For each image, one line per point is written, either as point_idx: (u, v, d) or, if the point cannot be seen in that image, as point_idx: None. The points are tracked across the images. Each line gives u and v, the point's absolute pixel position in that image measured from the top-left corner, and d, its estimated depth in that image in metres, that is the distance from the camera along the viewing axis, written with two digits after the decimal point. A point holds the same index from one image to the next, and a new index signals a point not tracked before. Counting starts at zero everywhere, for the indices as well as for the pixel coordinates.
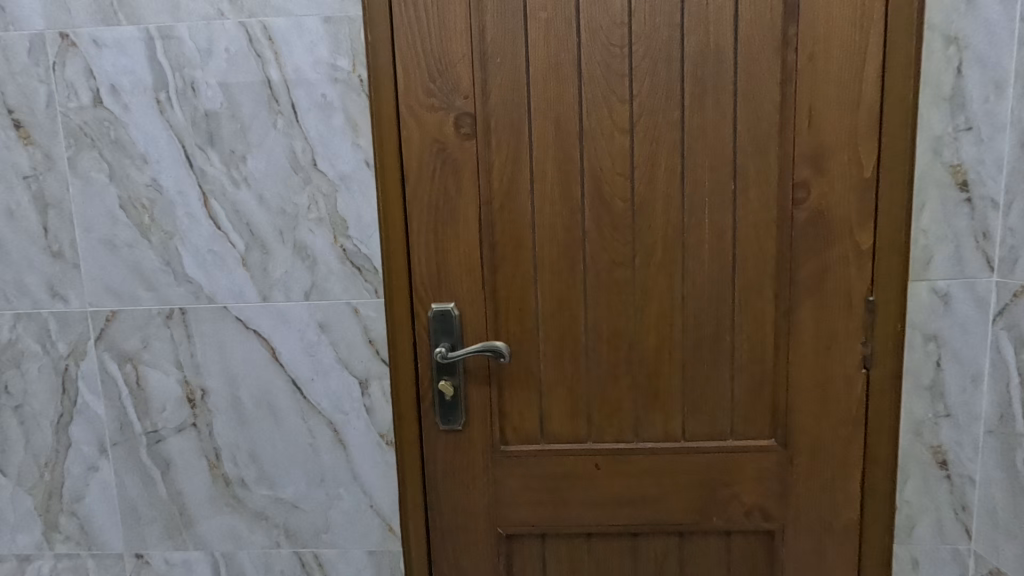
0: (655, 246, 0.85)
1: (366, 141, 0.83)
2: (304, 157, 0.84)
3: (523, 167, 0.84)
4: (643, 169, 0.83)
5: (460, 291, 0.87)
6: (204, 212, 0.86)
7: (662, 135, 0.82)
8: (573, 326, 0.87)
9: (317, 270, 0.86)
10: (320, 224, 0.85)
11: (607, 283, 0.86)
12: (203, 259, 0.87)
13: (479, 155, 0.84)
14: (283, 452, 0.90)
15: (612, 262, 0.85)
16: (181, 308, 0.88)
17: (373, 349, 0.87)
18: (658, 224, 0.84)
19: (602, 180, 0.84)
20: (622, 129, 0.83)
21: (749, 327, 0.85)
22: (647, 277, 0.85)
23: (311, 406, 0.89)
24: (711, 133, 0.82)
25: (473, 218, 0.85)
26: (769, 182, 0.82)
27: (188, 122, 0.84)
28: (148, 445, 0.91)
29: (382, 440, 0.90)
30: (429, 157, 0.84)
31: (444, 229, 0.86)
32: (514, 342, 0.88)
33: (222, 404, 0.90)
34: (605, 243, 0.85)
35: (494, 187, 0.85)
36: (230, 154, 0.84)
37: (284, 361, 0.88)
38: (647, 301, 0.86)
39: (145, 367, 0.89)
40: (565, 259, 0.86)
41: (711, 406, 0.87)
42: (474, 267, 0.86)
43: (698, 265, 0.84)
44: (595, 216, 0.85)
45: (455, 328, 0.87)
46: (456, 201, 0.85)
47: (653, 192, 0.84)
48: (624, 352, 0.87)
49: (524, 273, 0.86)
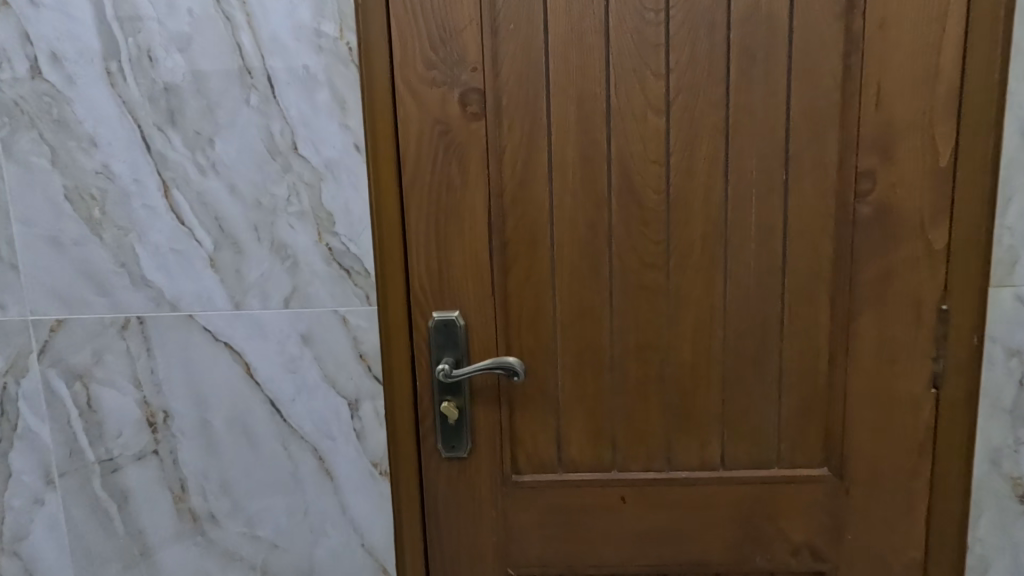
0: (694, 247, 0.73)
1: (355, 121, 0.71)
2: (282, 140, 0.71)
3: (540, 153, 0.72)
4: (681, 156, 0.71)
5: (466, 298, 0.75)
6: (165, 204, 0.73)
7: (703, 116, 0.70)
8: (595, 339, 0.75)
9: (298, 272, 0.74)
10: (302, 219, 0.73)
11: (636, 290, 0.74)
12: (163, 259, 0.74)
13: (488, 139, 0.72)
14: (260, 483, 0.78)
15: (643, 265, 0.73)
16: (139, 317, 0.75)
17: (364, 364, 0.75)
18: (697, 220, 0.72)
19: (633, 169, 0.72)
20: (657, 109, 0.71)
21: (800, 340, 0.74)
22: (682, 282, 0.73)
23: (291, 431, 0.77)
24: (761, 114, 0.70)
25: (481, 213, 0.73)
26: (828, 171, 0.70)
27: (145, 97, 0.71)
28: (102, 475, 0.78)
29: (374, 470, 0.77)
30: (431, 140, 0.72)
31: (446, 226, 0.74)
32: (528, 357, 0.76)
33: (188, 428, 0.77)
34: (636, 243, 0.73)
35: (505, 176, 0.73)
36: (195, 135, 0.71)
37: (261, 378, 0.76)
38: (682, 309, 0.74)
39: (97, 385, 0.77)
40: (588, 261, 0.74)
41: (756, 430, 0.76)
42: (482, 271, 0.74)
43: (743, 267, 0.73)
44: (624, 211, 0.72)
45: (460, 339, 0.75)
46: (460, 193, 0.73)
47: (692, 182, 0.72)
48: (655, 369, 0.75)
49: (541, 278, 0.74)
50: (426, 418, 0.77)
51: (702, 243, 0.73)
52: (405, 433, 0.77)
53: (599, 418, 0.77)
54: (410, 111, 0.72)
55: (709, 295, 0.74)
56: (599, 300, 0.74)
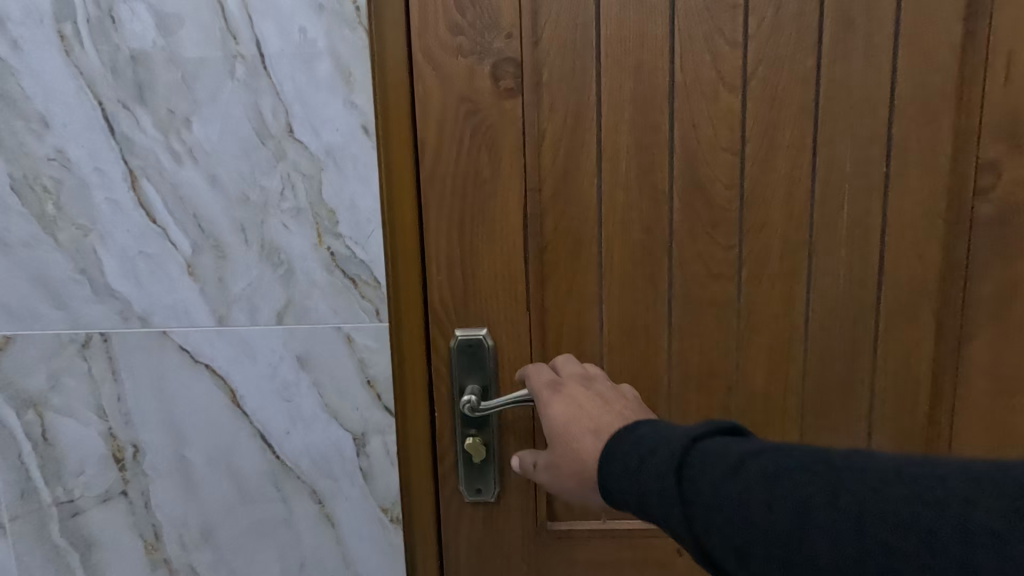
0: (772, 253, 0.61)
1: (362, 99, 0.58)
2: (274, 121, 0.59)
3: (587, 140, 0.60)
4: (759, 143, 0.59)
5: (495, 315, 0.64)
6: (132, 197, 0.60)
7: (789, 95, 0.58)
8: (649, 363, 0.63)
9: (294, 281, 0.61)
10: (297, 218, 0.60)
11: (701, 305, 0.62)
12: (131, 265, 0.61)
13: (526, 122, 0.60)
14: (248, 530, 0.66)
15: (709, 275, 0.61)
16: (103, 333, 0.63)
17: (372, 393, 0.63)
18: (777, 221, 0.60)
19: (699, 159, 0.60)
20: (731, 86, 0.58)
21: (898, 368, 0.61)
22: (756, 296, 0.61)
23: (286, 470, 0.65)
24: (860, 92, 0.57)
25: (515, 212, 0.61)
26: (937, 164, 0.58)
27: (106, 67, 0.58)
28: (61, 520, 0.66)
29: (384, 517, 0.65)
30: (457, 124, 0.60)
31: (471, 229, 0.62)
32: None
33: (162, 465, 0.65)
34: (701, 248, 0.61)
35: (544, 168, 0.61)
36: (168, 115, 0.59)
37: (249, 407, 0.63)
38: (754, 329, 0.62)
39: (54, 414, 0.64)
40: (643, 271, 0.62)
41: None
42: (515, 282, 0.63)
43: (831, 280, 0.61)
44: (687, 209, 0.60)
45: (488, 363, 0.64)
46: (490, 189, 0.61)
47: (773, 175, 0.59)
48: (720, 398, 0.64)
49: (586, 290, 0.63)
50: (445, 456, 0.66)
51: (783, 250, 0.61)
52: (422, 471, 0.66)
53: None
54: (432, 89, 0.60)
55: (789, 313, 0.61)
56: (656, 317, 0.63)
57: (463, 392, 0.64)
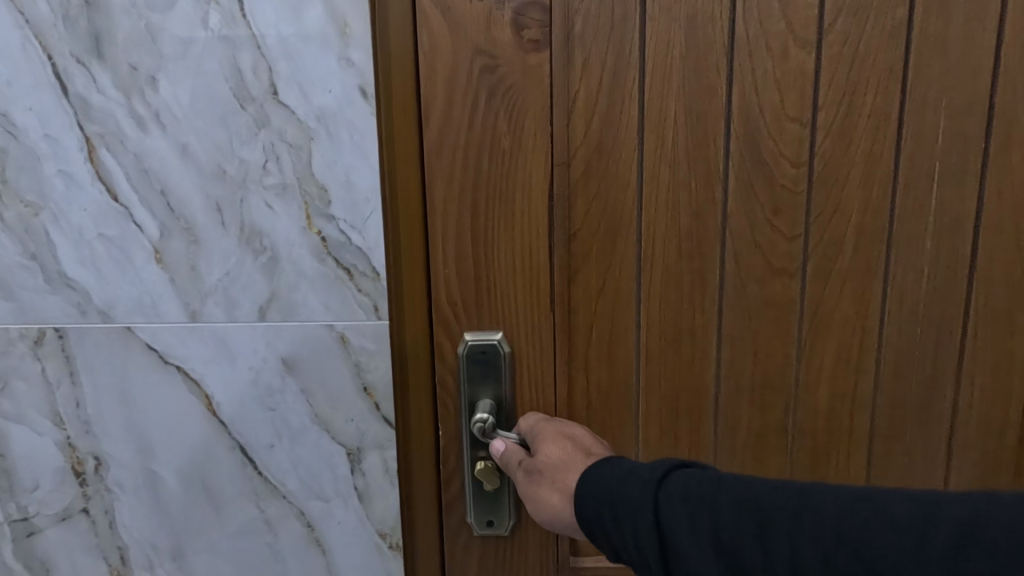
0: (844, 245, 0.55)
1: (360, 55, 0.49)
2: (255, 81, 0.49)
3: (628, 104, 0.52)
4: (836, 112, 0.52)
5: (512, 316, 0.55)
6: (89, 170, 0.51)
7: (876, 53, 0.51)
8: (694, 372, 0.57)
9: (278, 271, 0.52)
10: (283, 197, 0.51)
11: (761, 308, 0.56)
12: (90, 250, 0.53)
13: (556, 87, 0.51)
14: (227, 555, 0.57)
15: (769, 270, 0.55)
16: (58, 329, 0.54)
17: (369, 402, 0.54)
18: (853, 208, 0.54)
19: (761, 129, 0.53)
20: (805, 42, 0.51)
21: (983, 379, 0.57)
22: (821, 298, 0.56)
23: (270, 488, 0.56)
24: (953, 52, 0.51)
25: (541, 198, 0.53)
26: None
27: (57, 14, 0.49)
28: (15, 541, 0.58)
29: (383, 542, 0.57)
30: (478, 86, 0.51)
31: (486, 218, 0.53)
32: (598, 395, 0.57)
33: (129, 481, 0.56)
34: (761, 238, 0.54)
35: (574, 142, 0.53)
36: (130, 72, 0.50)
37: (227, 415, 0.55)
38: (818, 336, 0.56)
39: (4, 420, 0.56)
40: (692, 265, 0.55)
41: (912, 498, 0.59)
42: (539, 279, 0.55)
43: (914, 279, 0.55)
44: (745, 190, 0.54)
45: (503, 373, 0.56)
46: (512, 170, 0.53)
47: (848, 155, 0.53)
48: (779, 413, 0.58)
49: (624, 287, 0.55)
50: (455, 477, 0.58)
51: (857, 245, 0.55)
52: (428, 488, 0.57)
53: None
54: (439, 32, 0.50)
55: (863, 318, 0.56)
56: (705, 321, 0.56)
57: (475, 408, 0.56)
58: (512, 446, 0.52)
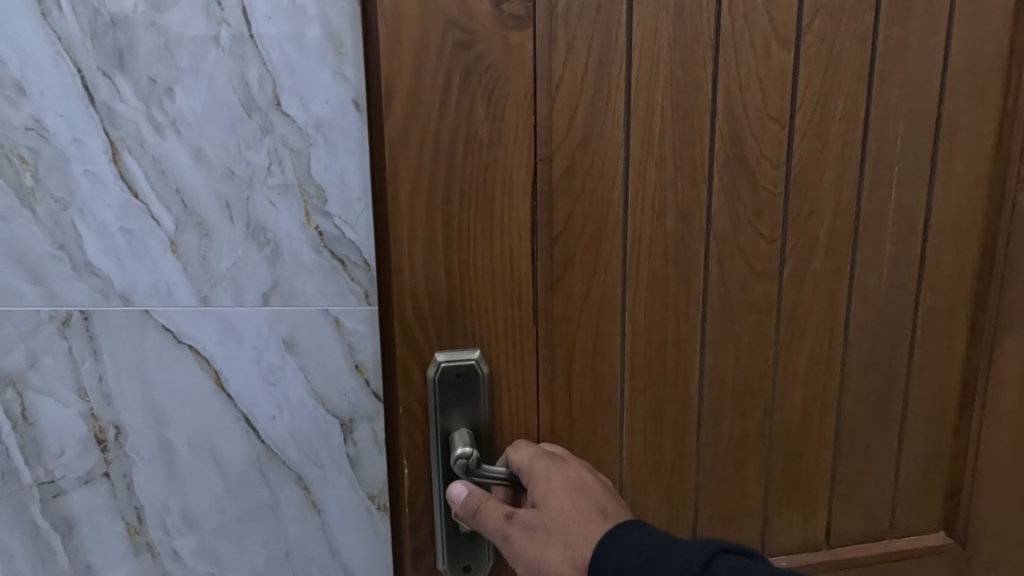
0: (817, 254, 0.62)
1: (355, 71, 0.56)
2: (260, 92, 0.56)
3: (611, 103, 0.55)
4: (810, 111, 0.59)
5: (500, 334, 0.58)
6: (113, 171, 0.58)
7: (847, 54, 0.58)
8: (678, 374, 0.62)
9: (280, 261, 0.59)
10: (284, 195, 0.58)
11: (738, 310, 0.62)
12: (112, 242, 0.59)
13: (540, 99, 0.54)
14: (233, 517, 0.64)
15: (752, 274, 0.61)
16: (83, 311, 0.60)
17: (360, 378, 0.61)
18: (828, 208, 0.61)
19: (745, 130, 0.58)
20: (785, 42, 0.57)
21: (929, 368, 0.67)
22: (798, 302, 0.63)
23: (271, 455, 0.63)
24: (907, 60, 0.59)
25: (526, 220, 0.56)
26: (984, 146, 0.63)
27: (85, 32, 0.55)
28: (42, 501, 0.65)
29: (372, 505, 0.64)
30: (465, 100, 0.52)
31: (475, 244, 0.55)
32: (582, 399, 0.61)
33: (145, 449, 0.63)
34: (743, 240, 0.60)
35: (556, 138, 0.55)
36: (149, 84, 0.56)
37: (233, 390, 0.62)
38: (797, 338, 0.63)
39: (34, 393, 0.62)
40: (678, 268, 0.59)
41: (870, 488, 0.69)
42: (526, 300, 0.57)
43: (875, 280, 0.63)
44: (729, 190, 0.59)
45: (481, 389, 0.58)
46: (497, 194, 0.55)
47: (825, 156, 0.60)
48: (759, 410, 0.65)
49: (609, 287, 0.59)
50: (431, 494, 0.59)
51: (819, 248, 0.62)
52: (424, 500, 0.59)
53: (686, 480, 0.64)
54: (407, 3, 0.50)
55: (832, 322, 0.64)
56: (686, 328, 0.61)
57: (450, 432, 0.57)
58: (489, 502, 0.53)
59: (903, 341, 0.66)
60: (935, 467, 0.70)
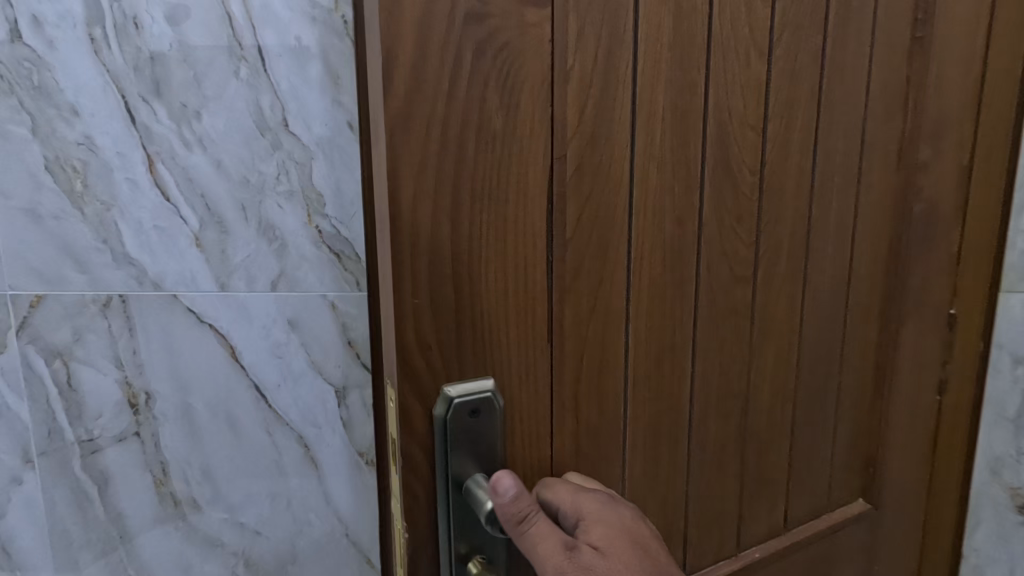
0: (782, 253, 0.59)
1: (349, 98, 0.68)
2: (272, 115, 0.68)
3: (619, 94, 0.47)
4: (779, 118, 0.56)
5: (514, 364, 0.47)
6: (149, 178, 0.70)
7: (803, 69, 0.56)
8: (675, 391, 0.56)
9: (286, 255, 0.71)
10: (290, 200, 0.70)
11: (722, 316, 0.57)
12: (148, 238, 0.71)
13: (556, 85, 0.44)
14: (244, 470, 0.76)
15: (734, 278, 0.57)
16: (121, 295, 0.73)
17: (352, 352, 0.73)
18: (789, 206, 0.59)
19: (731, 135, 0.54)
20: (761, 52, 0.54)
21: (859, 348, 0.67)
22: (769, 301, 0.60)
23: (276, 417, 0.75)
24: (849, 78, 0.59)
25: (541, 223, 0.46)
26: (892, 152, 0.64)
27: (129, 66, 0.68)
28: (82, 457, 0.76)
29: (361, 460, 0.76)
30: (477, 85, 0.41)
31: (481, 254, 0.44)
32: (587, 431, 0.52)
33: (171, 412, 0.75)
34: (727, 245, 0.56)
35: (568, 133, 0.45)
36: (180, 108, 0.68)
37: (245, 362, 0.74)
38: (761, 335, 0.60)
39: (78, 364, 0.74)
40: (673, 276, 0.53)
41: (813, 482, 0.68)
42: (541, 316, 0.47)
43: (823, 277, 0.63)
44: (718, 195, 0.54)
45: (494, 431, 0.47)
46: (509, 195, 0.44)
47: (787, 162, 0.58)
48: (737, 419, 0.61)
49: (615, 303, 0.50)
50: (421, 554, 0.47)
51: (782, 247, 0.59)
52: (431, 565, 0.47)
53: (676, 501, 0.59)
54: None
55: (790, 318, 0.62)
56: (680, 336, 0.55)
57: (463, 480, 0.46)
58: (542, 521, 0.46)
59: (836, 333, 0.66)
60: (859, 449, 0.71)
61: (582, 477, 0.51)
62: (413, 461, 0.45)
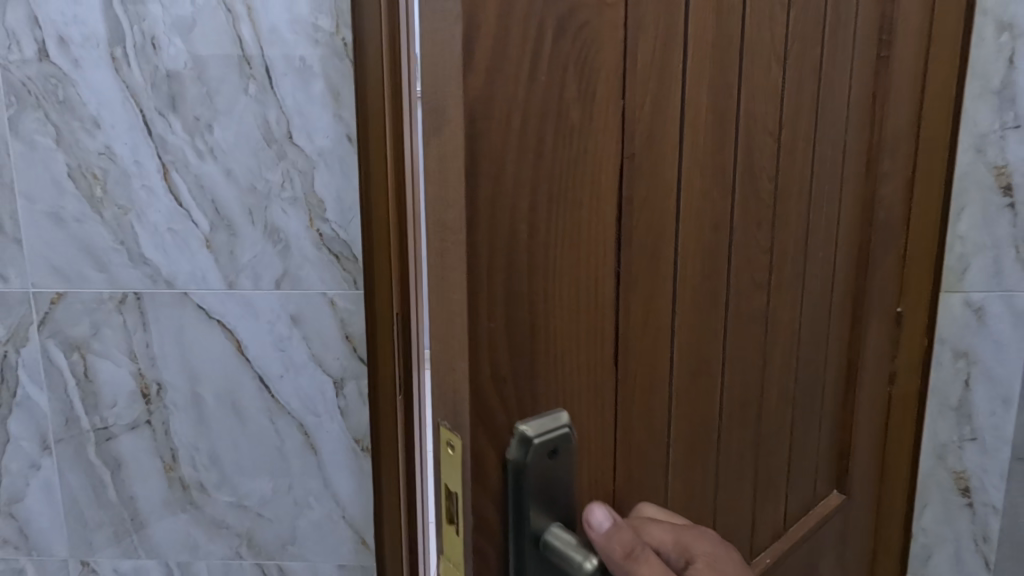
0: (788, 254, 0.55)
1: (348, 113, 0.74)
2: (278, 128, 0.75)
3: (676, 84, 0.40)
4: (790, 118, 0.52)
5: (579, 398, 0.38)
6: (164, 185, 0.76)
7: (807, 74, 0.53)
8: (705, 409, 0.49)
9: (290, 256, 0.77)
10: (294, 205, 0.76)
11: (744, 324, 0.52)
12: (162, 240, 0.77)
13: (628, 71, 0.37)
14: (248, 455, 0.82)
15: (755, 283, 0.52)
16: (136, 293, 0.78)
17: (350, 346, 0.79)
18: (794, 207, 0.55)
19: (757, 137, 0.48)
20: (782, 52, 0.49)
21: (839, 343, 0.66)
22: (779, 303, 0.55)
23: (279, 407, 0.81)
24: (837, 81, 0.57)
25: (610, 226, 0.38)
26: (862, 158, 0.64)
27: (147, 83, 0.74)
28: (96, 444, 0.82)
29: (357, 446, 0.82)
30: (556, 71, 0.33)
31: (551, 267, 0.35)
32: (636, 466, 0.43)
33: (181, 401, 0.81)
34: (750, 248, 0.50)
35: (633, 124, 0.38)
36: (194, 121, 0.75)
37: (251, 355, 0.80)
38: (771, 339, 0.56)
39: (95, 356, 0.80)
40: (708, 283, 0.47)
41: (805, 483, 0.66)
42: (606, 335, 0.39)
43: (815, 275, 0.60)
44: (746, 200, 0.49)
45: (568, 475, 0.37)
46: (582, 198, 0.36)
47: (793, 167, 0.54)
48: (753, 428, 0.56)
49: (663, 318, 0.43)
50: None
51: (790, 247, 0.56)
52: None
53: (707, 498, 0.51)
54: None
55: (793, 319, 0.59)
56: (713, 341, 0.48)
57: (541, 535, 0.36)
58: (651, 556, 0.39)
59: (822, 332, 0.63)
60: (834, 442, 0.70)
61: (661, 508, 0.45)
62: (485, 523, 0.35)
